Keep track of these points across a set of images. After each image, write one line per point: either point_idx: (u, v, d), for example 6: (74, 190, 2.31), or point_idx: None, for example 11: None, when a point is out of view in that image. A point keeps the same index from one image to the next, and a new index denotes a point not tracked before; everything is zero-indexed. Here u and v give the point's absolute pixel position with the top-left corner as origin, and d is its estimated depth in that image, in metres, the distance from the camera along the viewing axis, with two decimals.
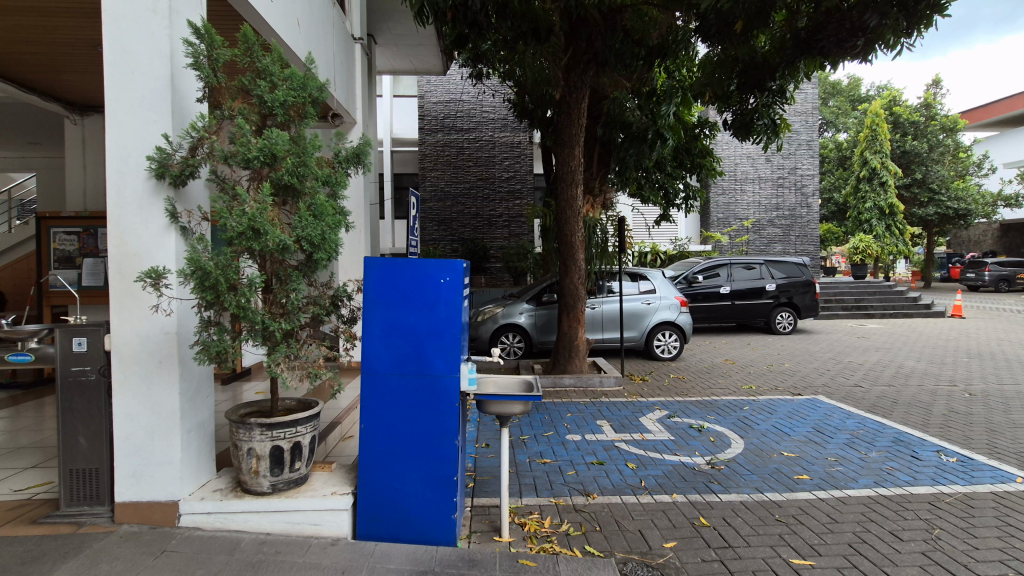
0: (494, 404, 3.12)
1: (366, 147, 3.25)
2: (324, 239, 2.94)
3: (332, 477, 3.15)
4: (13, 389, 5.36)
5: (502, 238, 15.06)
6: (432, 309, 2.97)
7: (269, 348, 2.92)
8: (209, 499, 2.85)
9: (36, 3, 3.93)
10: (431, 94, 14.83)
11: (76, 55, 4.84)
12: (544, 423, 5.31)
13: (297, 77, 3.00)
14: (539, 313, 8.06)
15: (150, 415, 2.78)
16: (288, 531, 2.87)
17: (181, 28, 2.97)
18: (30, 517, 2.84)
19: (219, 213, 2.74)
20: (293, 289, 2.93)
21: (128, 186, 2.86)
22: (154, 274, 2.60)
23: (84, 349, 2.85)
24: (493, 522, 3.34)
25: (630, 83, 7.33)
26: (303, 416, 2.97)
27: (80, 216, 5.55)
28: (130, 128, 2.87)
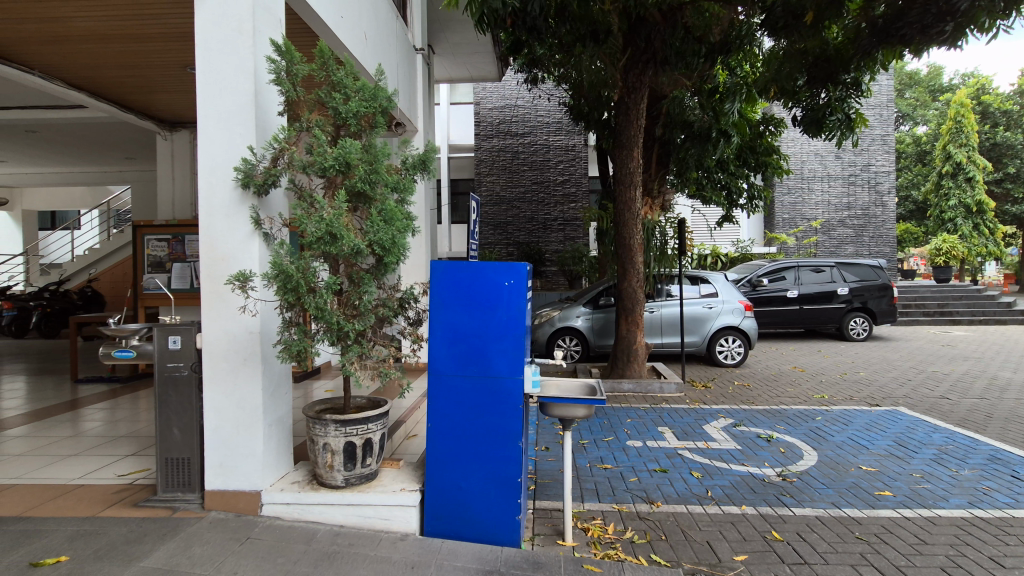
0: (557, 408, 3.11)
1: (431, 153, 3.33)
2: (394, 243, 3.05)
3: (400, 475, 3.24)
4: (113, 383, 5.86)
5: (556, 242, 15.07)
6: (495, 310, 3.01)
7: (342, 347, 3.05)
8: (288, 491, 3.00)
9: (139, 31, 4.31)
10: (486, 101, 15.03)
11: (167, 76, 5.26)
12: (603, 428, 5.24)
13: (369, 88, 3.13)
14: (596, 316, 7.98)
15: (236, 409, 2.97)
16: (360, 525, 2.97)
17: (264, 46, 3.18)
18: (132, 500, 3.06)
19: (299, 220, 2.90)
20: (364, 292, 3.06)
21: (217, 195, 3.06)
22: (241, 277, 2.78)
23: (178, 346, 3.07)
24: (556, 525, 3.32)
25: (690, 81, 7.16)
26: (374, 415, 3.08)
27: (170, 224, 6.01)
28: (219, 142, 3.09)
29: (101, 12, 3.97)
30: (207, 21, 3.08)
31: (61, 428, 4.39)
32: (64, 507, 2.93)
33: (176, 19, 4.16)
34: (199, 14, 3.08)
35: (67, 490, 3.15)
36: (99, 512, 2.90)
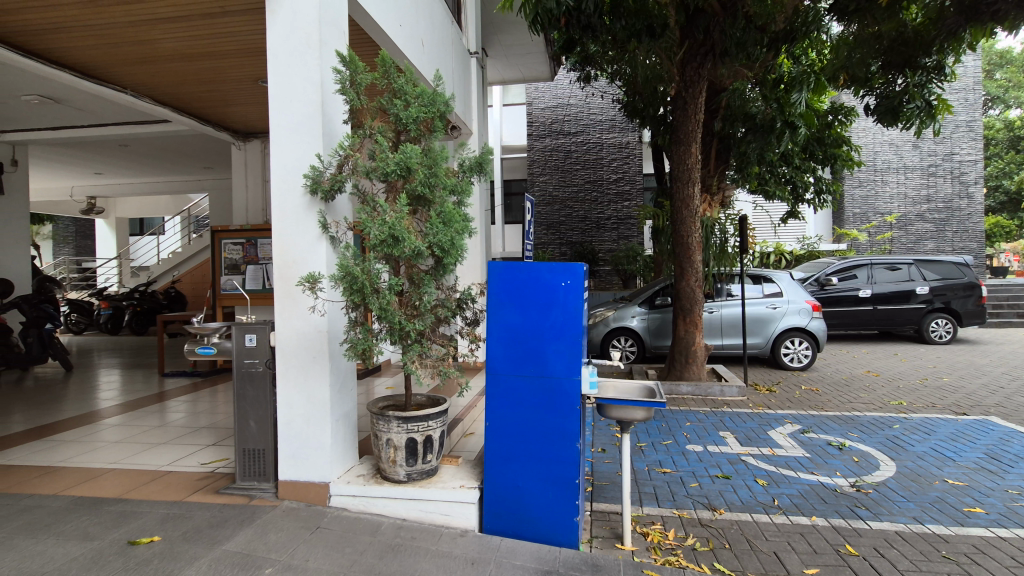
0: (615, 409, 3.06)
1: (487, 156, 3.37)
2: (453, 244, 3.12)
3: (458, 471, 3.31)
4: (195, 377, 6.31)
5: (610, 241, 14.89)
6: (552, 311, 3.01)
7: (404, 346, 3.14)
8: (353, 483, 3.13)
9: (217, 48, 4.61)
10: (539, 101, 15.06)
11: (241, 90, 5.59)
12: (661, 431, 5.13)
13: (427, 94, 3.22)
14: (652, 317, 7.81)
15: (306, 403, 3.13)
16: (421, 519, 3.05)
17: (330, 58, 3.32)
18: (214, 487, 3.28)
19: (363, 223, 3.01)
20: (424, 292, 3.14)
21: (288, 201, 3.23)
22: (310, 279, 2.93)
23: (254, 343, 3.26)
24: (614, 528, 3.28)
25: (752, 71, 6.86)
26: (434, 412, 3.17)
27: (244, 229, 6.39)
28: (290, 150, 3.26)
29: (185, 33, 4.28)
30: (278, 36, 3.26)
31: (150, 418, 4.77)
32: (155, 492, 3.18)
33: (250, 36, 4.42)
34: (271, 29, 3.26)
35: (157, 476, 3.41)
36: (186, 497, 3.13)
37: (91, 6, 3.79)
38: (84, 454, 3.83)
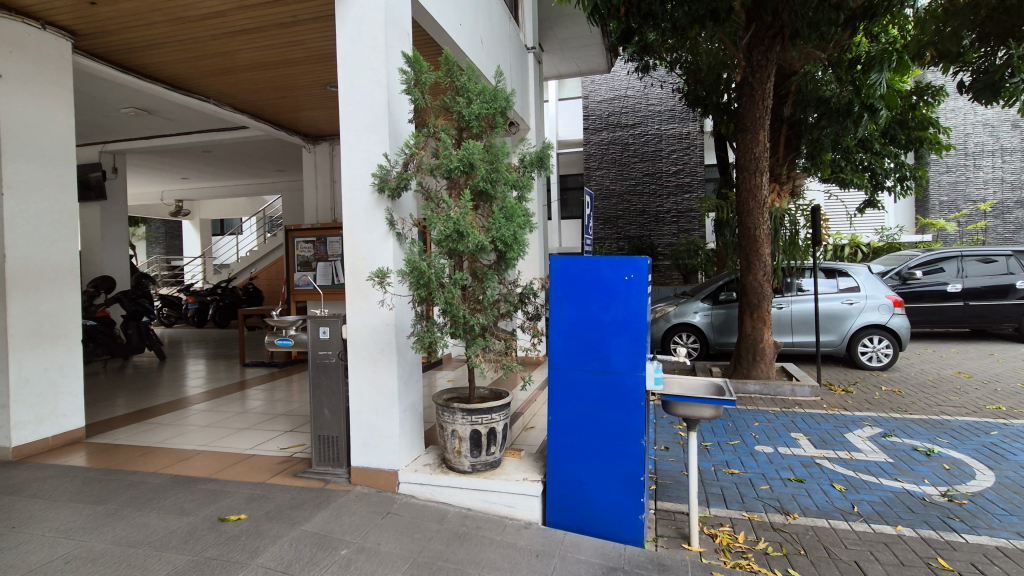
0: (682, 407, 2.97)
1: (547, 150, 3.37)
2: (515, 239, 3.14)
3: (521, 464, 3.33)
4: (272, 368, 6.71)
5: (669, 234, 14.52)
6: (616, 305, 2.97)
7: (468, 340, 3.20)
8: (420, 472, 3.22)
9: (290, 56, 4.86)
10: (595, 94, 14.86)
11: (311, 95, 5.86)
12: (728, 431, 4.95)
13: (489, 90, 3.26)
14: (716, 312, 7.54)
15: (376, 394, 3.25)
16: (486, 510, 3.09)
17: (395, 59, 3.42)
18: (293, 471, 3.47)
19: (429, 219, 3.08)
20: (488, 287, 3.18)
21: (358, 199, 3.36)
22: (380, 274, 3.04)
23: (327, 336, 3.42)
24: (680, 529, 3.20)
25: (826, 52, 6.45)
26: (497, 405, 3.21)
27: (314, 227, 6.72)
28: (359, 150, 3.38)
29: (261, 43, 4.53)
30: (347, 41, 3.40)
31: (233, 405, 5.13)
32: (240, 473, 3.41)
33: (321, 42, 4.63)
34: (341, 34, 3.39)
35: (242, 459, 3.66)
36: (268, 479, 3.33)
37: (180, 22, 4.08)
38: (178, 436, 4.16)
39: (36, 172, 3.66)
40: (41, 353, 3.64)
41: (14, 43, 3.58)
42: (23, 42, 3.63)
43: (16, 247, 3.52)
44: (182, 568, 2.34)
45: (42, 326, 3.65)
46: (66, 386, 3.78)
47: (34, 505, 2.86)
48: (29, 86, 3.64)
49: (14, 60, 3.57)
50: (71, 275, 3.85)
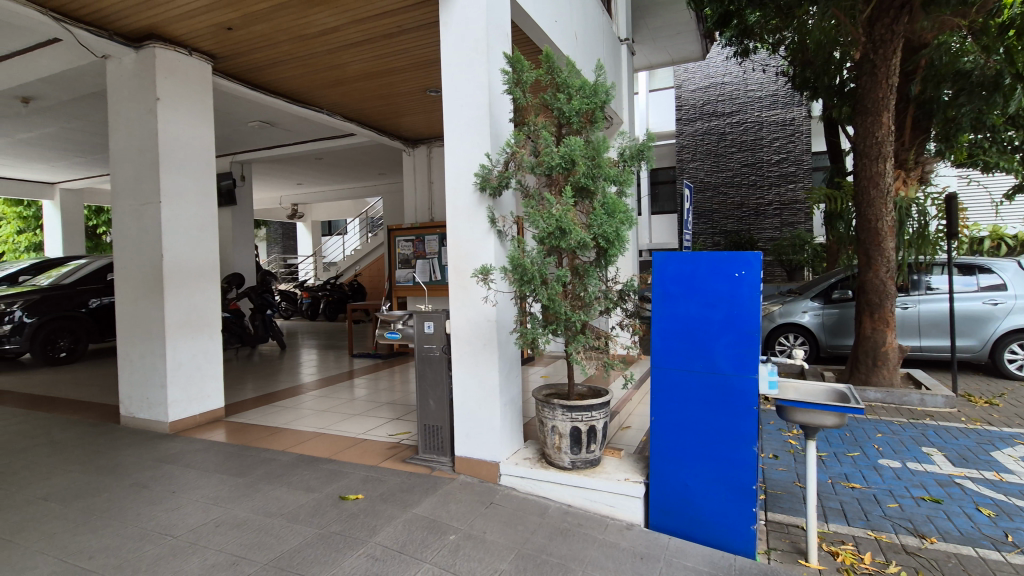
0: (800, 414, 2.75)
1: (649, 142, 3.28)
2: (617, 235, 3.09)
3: (622, 464, 3.28)
4: (377, 359, 7.15)
5: (771, 228, 13.61)
6: (725, 302, 2.82)
7: (570, 336, 3.20)
8: (521, 465, 3.27)
9: (395, 65, 5.12)
10: (689, 83, 14.27)
11: (411, 101, 6.13)
12: (845, 441, 4.55)
13: (589, 86, 3.24)
14: (828, 312, 6.94)
15: (479, 387, 3.34)
16: (587, 507, 3.08)
17: (496, 60, 3.48)
18: (401, 457, 3.68)
19: (533, 216, 3.10)
20: (589, 284, 3.17)
21: (461, 198, 3.46)
22: (484, 271, 3.11)
23: (432, 330, 3.58)
24: (796, 543, 2.99)
25: (966, 19, 5.68)
26: (597, 403, 3.18)
27: (414, 227, 7.04)
28: (462, 152, 3.48)
29: (369, 54, 4.82)
30: (450, 46, 3.50)
31: (344, 392, 5.53)
32: (355, 456, 3.67)
33: (423, 50, 4.83)
34: (445, 39, 3.51)
35: (355, 442, 3.94)
36: (379, 463, 3.54)
37: (300, 41, 4.44)
38: (299, 419, 4.56)
39: (185, 182, 4.16)
40: (191, 340, 4.14)
41: (168, 70, 4.10)
42: (176, 68, 4.15)
43: (171, 248, 4.03)
44: (310, 540, 2.55)
45: (191, 317, 4.14)
46: (209, 371, 4.28)
47: (189, 473, 3.28)
48: (180, 106, 4.15)
49: (169, 84, 4.09)
50: (212, 272, 4.34)
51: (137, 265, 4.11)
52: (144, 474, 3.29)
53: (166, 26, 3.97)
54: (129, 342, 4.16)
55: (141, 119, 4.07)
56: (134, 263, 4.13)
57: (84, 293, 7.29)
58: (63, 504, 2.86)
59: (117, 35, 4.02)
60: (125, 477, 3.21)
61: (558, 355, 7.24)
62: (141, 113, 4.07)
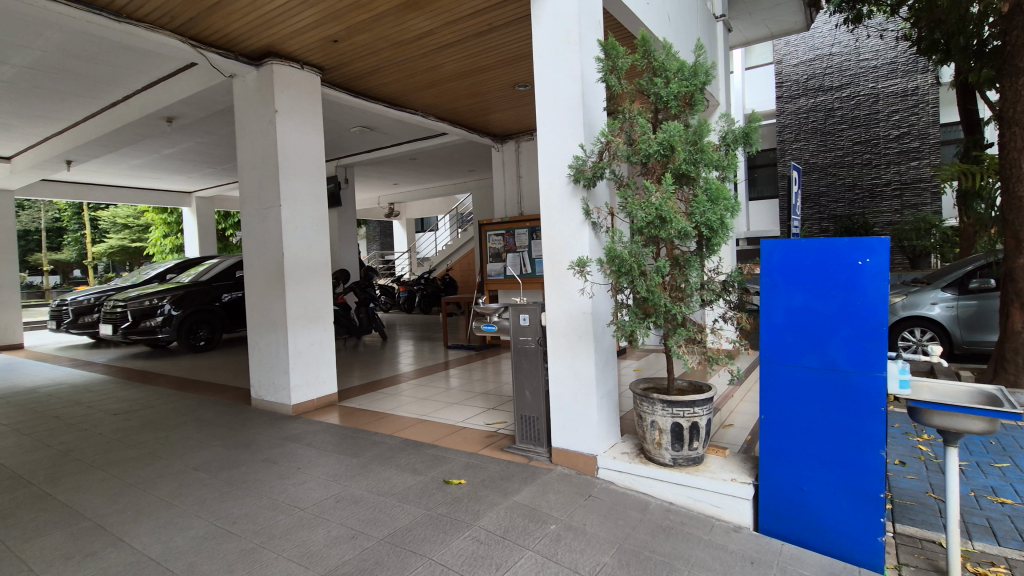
0: (938, 416, 2.43)
1: (754, 123, 3.08)
2: (721, 223, 2.94)
3: (728, 463, 3.12)
4: (471, 350, 7.39)
5: (889, 211, 12.31)
6: (844, 293, 2.58)
7: (670, 329, 3.10)
8: (620, 460, 3.22)
9: (486, 62, 5.21)
10: (791, 57, 13.19)
11: (500, 97, 6.22)
12: (990, 451, 4.01)
13: (688, 67, 3.10)
14: (964, 304, 6.13)
15: (575, 379, 3.33)
16: (690, 506, 2.97)
17: (589, 48, 3.42)
18: (499, 445, 3.77)
19: (630, 206, 3.01)
20: (690, 274, 3.05)
21: (555, 190, 3.44)
22: (580, 263, 3.09)
23: (527, 323, 3.63)
24: (933, 560, 2.68)
25: None
26: (700, 399, 3.06)
27: (504, 221, 7.15)
28: (556, 143, 3.46)
29: (461, 54, 4.95)
30: (542, 39, 3.49)
31: (443, 382, 5.78)
32: (456, 443, 3.82)
33: (513, 45, 4.87)
34: (537, 33, 3.50)
35: (455, 430, 4.10)
36: (478, 451, 3.66)
37: (397, 47, 4.66)
38: (403, 406, 4.83)
39: (300, 186, 4.53)
40: (308, 331, 4.51)
41: (284, 83, 4.47)
42: (290, 81, 4.52)
43: (290, 246, 4.42)
44: (419, 520, 2.70)
45: (308, 309, 4.52)
46: (323, 359, 4.65)
47: (310, 452, 3.59)
48: (294, 116, 4.52)
49: (285, 97, 4.47)
50: (325, 268, 4.70)
51: (262, 262, 4.56)
52: (272, 451, 3.65)
53: (282, 44, 4.34)
54: (257, 332, 4.62)
55: (262, 130, 4.48)
56: (259, 260, 4.58)
57: (218, 288, 8.20)
58: (209, 474, 3.25)
59: (241, 55, 4.48)
60: (257, 453, 3.58)
61: (652, 349, 7.06)
62: (262, 124, 4.48)
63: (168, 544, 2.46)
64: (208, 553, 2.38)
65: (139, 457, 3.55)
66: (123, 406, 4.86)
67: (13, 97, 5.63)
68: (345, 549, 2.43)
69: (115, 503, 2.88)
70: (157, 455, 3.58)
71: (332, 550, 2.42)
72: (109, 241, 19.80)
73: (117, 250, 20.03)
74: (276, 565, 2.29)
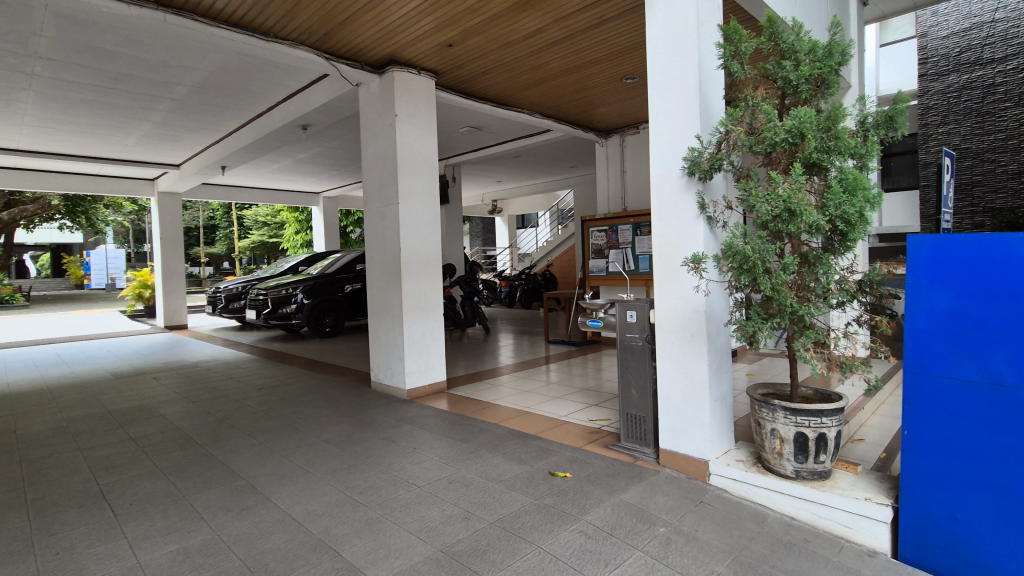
0: None
1: (902, 104, 2.75)
2: (859, 216, 2.68)
3: (861, 481, 2.84)
4: (572, 346, 7.41)
5: None
6: (1017, 296, 2.19)
7: (796, 331, 2.87)
8: (734, 467, 3.06)
9: (595, 56, 5.16)
10: None
11: (606, 90, 6.13)
12: None
13: (823, 47, 2.84)
14: None
15: (686, 379, 3.21)
16: (815, 524, 2.74)
17: (708, 34, 3.25)
18: (603, 442, 3.75)
19: (753, 198, 2.82)
20: (821, 272, 2.81)
21: (667, 184, 3.32)
22: (696, 258, 2.95)
23: (634, 319, 3.58)
24: None
25: None
26: (829, 408, 2.80)
27: (608, 217, 7.06)
28: (669, 135, 3.33)
29: (569, 50, 4.95)
30: (657, 28, 3.38)
31: (545, 376, 5.85)
32: (560, 436, 3.87)
33: (623, 37, 4.78)
34: (651, 22, 3.40)
35: (559, 423, 4.14)
36: (583, 446, 3.67)
37: (508, 47, 4.77)
38: (507, 397, 4.97)
39: (415, 184, 4.81)
40: (421, 321, 4.80)
41: (403, 89, 4.77)
42: (409, 87, 4.82)
43: (406, 241, 4.72)
44: (527, 508, 2.77)
45: (421, 300, 4.80)
46: (433, 348, 4.91)
47: (424, 434, 3.82)
48: (412, 118, 4.80)
49: (404, 101, 4.76)
50: (436, 261, 4.95)
51: (382, 256, 4.90)
52: (390, 431, 3.94)
53: (402, 51, 4.62)
54: (377, 321, 5.00)
55: (383, 134, 4.82)
56: (379, 255, 4.94)
57: (341, 280, 8.97)
58: (338, 447, 3.58)
59: (367, 64, 4.86)
60: (377, 432, 3.88)
61: (767, 353, 6.60)
62: (384, 127, 4.82)
63: (307, 507, 2.75)
64: (341, 518, 2.63)
65: (280, 428, 4.00)
66: (265, 382, 5.51)
67: (183, 113, 6.56)
68: (459, 529, 2.55)
69: (263, 466, 3.28)
70: (293, 428, 4.00)
71: (447, 528, 2.56)
72: (252, 237, 22.41)
73: (258, 245, 22.61)
74: (399, 536, 2.47)
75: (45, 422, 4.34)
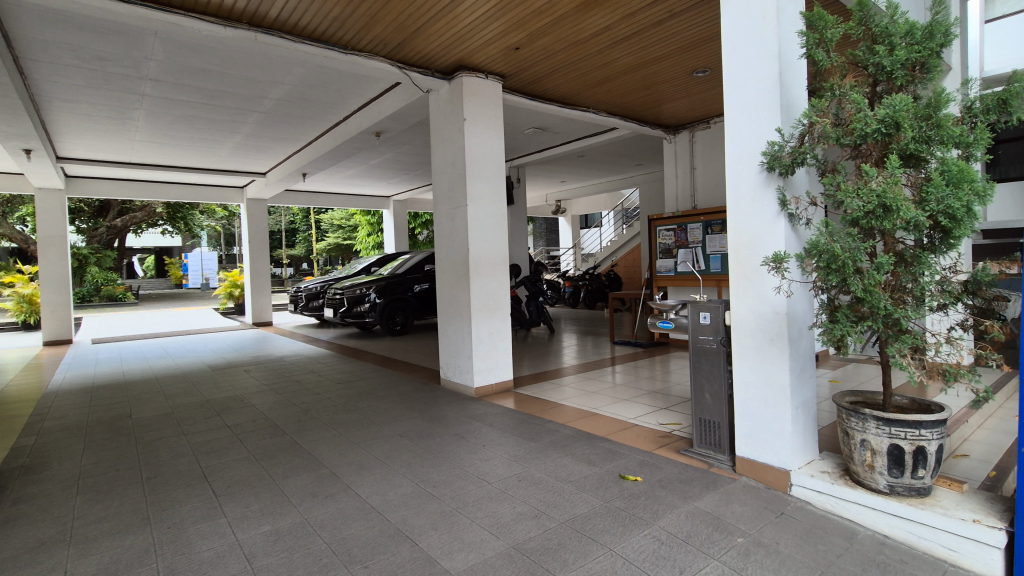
0: None
1: (1015, 87, 2.49)
2: (965, 211, 2.46)
3: (967, 501, 2.59)
4: (638, 347, 7.28)
5: None
6: None
7: (892, 336, 2.67)
8: (819, 479, 2.89)
9: (664, 51, 5.03)
10: None
11: (675, 86, 5.97)
12: None
13: (922, 29, 2.63)
14: None
15: (765, 385, 3.07)
16: (913, 544, 2.54)
17: (789, 23, 3.10)
18: (675, 447, 3.66)
19: (842, 193, 2.64)
20: (921, 271, 2.60)
21: (744, 180, 3.19)
22: (777, 258, 2.81)
23: (708, 321, 3.45)
24: None
25: None
26: (928, 420, 2.58)
27: (676, 215, 6.87)
28: (745, 129, 3.20)
29: (637, 46, 4.86)
30: (733, 19, 3.25)
31: (612, 377, 5.78)
32: (630, 439, 3.81)
33: (696, 30, 4.63)
34: (726, 15, 3.28)
35: (628, 426, 4.09)
36: (653, 450, 3.61)
37: (574, 46, 4.75)
38: (574, 397, 4.96)
39: (483, 186, 4.90)
40: (489, 320, 4.88)
41: (471, 93, 4.88)
42: (476, 91, 4.92)
43: (474, 242, 4.82)
44: (598, 510, 2.75)
45: (489, 300, 4.88)
46: (500, 347, 4.98)
47: (493, 432, 3.89)
48: (480, 122, 4.90)
49: (472, 105, 4.87)
50: (503, 262, 5.02)
51: (450, 257, 5.04)
52: (460, 427, 4.04)
53: (470, 56, 4.72)
54: (446, 319, 5.14)
55: (452, 138, 4.95)
56: (448, 255, 5.08)
57: (410, 280, 9.29)
58: (412, 441, 3.72)
59: (437, 72, 5.01)
60: (448, 428, 3.99)
61: (853, 358, 6.17)
62: (453, 132, 4.95)
63: (385, 497, 2.88)
64: (416, 510, 2.73)
65: (357, 421, 4.20)
66: (343, 377, 5.81)
67: (268, 125, 7.05)
68: (530, 526, 2.58)
69: (343, 456, 3.47)
70: (370, 421, 4.20)
71: (518, 525, 2.59)
72: (328, 239, 23.68)
73: (334, 247, 23.86)
74: (472, 530, 2.53)
75: (154, 408, 4.81)
